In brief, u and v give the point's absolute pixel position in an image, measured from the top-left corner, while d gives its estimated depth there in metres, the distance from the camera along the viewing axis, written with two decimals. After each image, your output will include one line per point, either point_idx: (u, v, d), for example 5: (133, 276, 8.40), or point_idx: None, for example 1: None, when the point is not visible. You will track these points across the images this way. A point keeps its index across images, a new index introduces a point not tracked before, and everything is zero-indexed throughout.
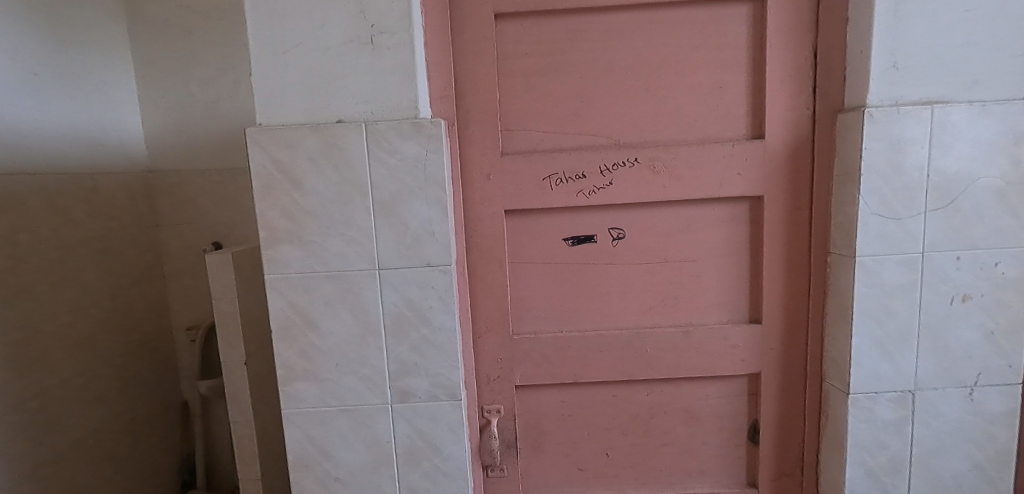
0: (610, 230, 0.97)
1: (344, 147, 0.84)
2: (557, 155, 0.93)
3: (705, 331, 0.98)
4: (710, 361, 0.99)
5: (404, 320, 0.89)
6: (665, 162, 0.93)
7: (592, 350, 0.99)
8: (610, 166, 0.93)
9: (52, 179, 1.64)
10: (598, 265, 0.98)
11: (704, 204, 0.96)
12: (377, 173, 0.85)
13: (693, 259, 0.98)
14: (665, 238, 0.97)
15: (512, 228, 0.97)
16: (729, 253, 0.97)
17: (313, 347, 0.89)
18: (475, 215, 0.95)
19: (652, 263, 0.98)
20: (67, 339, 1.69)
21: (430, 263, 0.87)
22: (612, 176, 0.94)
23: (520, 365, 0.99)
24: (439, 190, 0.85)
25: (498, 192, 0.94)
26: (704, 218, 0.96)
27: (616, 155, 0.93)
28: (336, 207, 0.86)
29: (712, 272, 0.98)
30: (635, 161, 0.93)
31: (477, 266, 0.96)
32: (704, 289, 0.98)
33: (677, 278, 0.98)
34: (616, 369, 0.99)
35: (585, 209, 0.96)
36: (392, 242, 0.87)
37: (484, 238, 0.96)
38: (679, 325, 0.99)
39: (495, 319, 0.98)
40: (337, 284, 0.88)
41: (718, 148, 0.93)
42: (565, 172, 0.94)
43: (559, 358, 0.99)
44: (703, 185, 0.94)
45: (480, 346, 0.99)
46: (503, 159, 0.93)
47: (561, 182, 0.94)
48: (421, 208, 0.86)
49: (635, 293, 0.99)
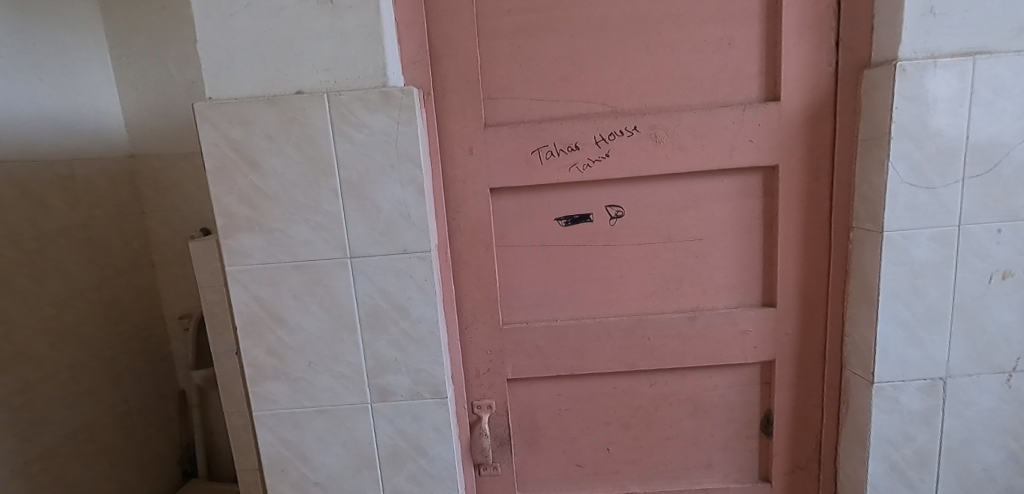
0: (607, 208, 0.88)
1: (305, 121, 0.75)
2: (546, 126, 0.84)
3: (714, 317, 0.89)
4: (719, 349, 0.90)
5: (381, 313, 0.81)
6: (667, 130, 0.83)
7: (589, 339, 0.90)
8: (607, 136, 0.84)
9: (25, 166, 1.54)
10: (594, 246, 0.89)
11: (712, 177, 0.86)
12: (344, 150, 0.76)
13: (699, 238, 0.88)
14: (668, 216, 0.88)
15: (498, 208, 0.88)
16: (739, 230, 0.88)
17: (283, 344, 0.82)
18: (457, 195, 0.86)
19: (654, 243, 0.89)
20: (53, 334, 1.63)
21: (407, 250, 0.79)
22: (608, 147, 0.84)
23: (511, 357, 0.91)
24: (413, 168, 0.76)
25: (482, 169, 0.85)
26: (711, 192, 0.87)
27: (613, 124, 0.83)
28: (300, 189, 0.77)
29: (721, 252, 0.89)
30: (634, 129, 0.83)
31: (461, 251, 0.88)
32: (712, 271, 0.89)
33: (681, 259, 0.89)
34: (616, 360, 0.91)
35: (579, 186, 0.87)
36: (364, 227, 0.78)
37: (468, 221, 0.87)
38: (684, 310, 0.90)
39: (483, 309, 0.90)
40: (305, 275, 0.79)
41: (727, 113, 0.82)
42: (556, 144, 0.84)
43: (553, 349, 0.91)
44: (711, 156, 0.84)
45: (468, 337, 0.91)
46: (487, 131, 0.84)
47: (552, 155, 0.84)
48: (394, 189, 0.77)
49: (635, 277, 0.90)
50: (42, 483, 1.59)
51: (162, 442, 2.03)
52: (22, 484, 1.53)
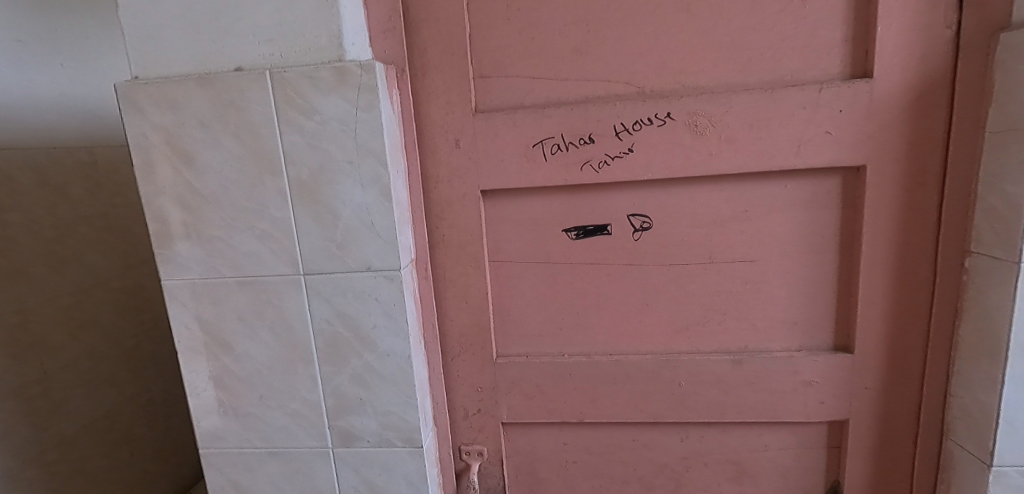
0: (631, 218, 0.69)
1: (244, 106, 0.60)
2: (552, 112, 0.65)
3: (765, 362, 0.69)
4: (771, 403, 0.70)
5: (341, 342, 0.66)
6: (710, 119, 0.63)
7: (602, 381, 0.73)
8: (630, 126, 0.64)
9: (44, 151, 1.23)
10: (611, 266, 0.71)
11: (771, 181, 0.65)
12: (291, 142, 0.61)
13: (751, 259, 0.68)
14: (709, 231, 0.68)
15: (491, 216, 0.71)
16: (804, 251, 0.67)
17: (230, 374, 0.69)
18: (441, 200, 0.69)
19: (692, 264, 0.69)
20: (70, 308, 1.32)
21: (371, 267, 0.63)
22: (633, 140, 0.65)
23: (506, 397, 0.75)
24: (377, 165, 0.60)
25: (470, 167, 0.68)
26: (770, 201, 0.66)
27: (638, 111, 0.64)
28: (241, 190, 0.63)
29: (778, 279, 0.68)
30: (666, 117, 0.64)
31: (446, 268, 0.72)
32: (765, 304, 0.69)
33: (724, 286, 0.69)
34: (635, 407, 0.73)
35: (594, 190, 0.68)
36: (317, 238, 0.63)
37: (453, 231, 0.70)
38: (727, 352, 0.71)
39: (472, 337, 0.74)
40: (251, 294, 0.66)
41: (795, 95, 0.61)
42: (564, 136, 0.66)
43: (557, 389, 0.74)
44: (770, 153, 0.63)
45: (454, 371, 0.75)
46: (476, 119, 0.67)
47: (559, 150, 0.66)
48: (353, 191, 0.61)
49: (665, 307, 0.71)
50: (58, 476, 1.30)
51: (186, 430, 1.71)
52: (33, 478, 1.24)
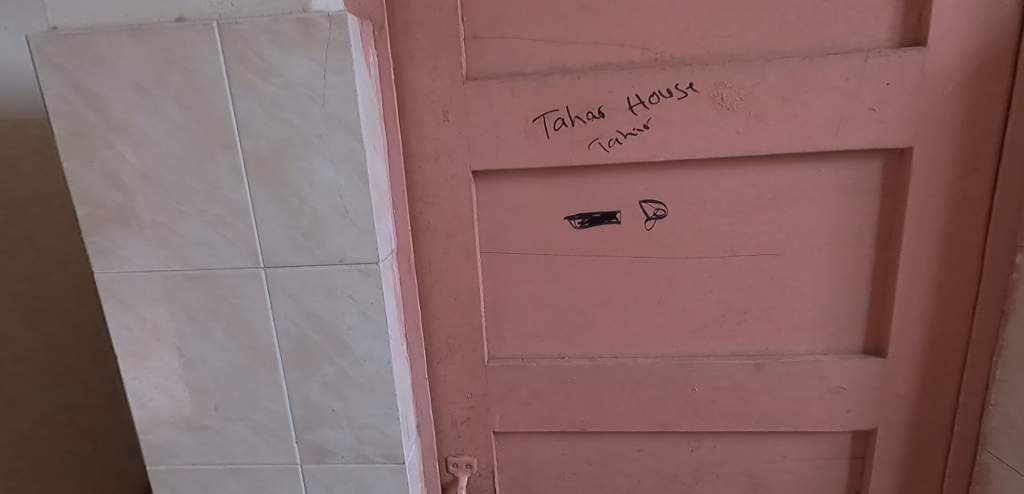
0: (644, 206, 0.61)
1: (188, 66, 0.50)
2: (557, 81, 0.56)
3: (788, 366, 0.62)
4: (793, 412, 0.64)
5: (311, 346, 0.57)
6: (739, 91, 0.54)
7: (607, 386, 0.65)
8: (646, 98, 0.56)
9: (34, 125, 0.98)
10: (620, 259, 0.63)
11: (804, 165, 0.57)
12: (247, 111, 0.51)
13: (776, 252, 0.60)
14: (731, 221, 0.60)
15: (484, 201, 0.62)
16: (836, 244, 0.59)
17: (183, 382, 0.59)
18: (426, 181, 0.60)
19: (712, 259, 0.61)
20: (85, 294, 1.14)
21: (344, 260, 0.54)
22: (650, 115, 0.56)
23: (499, 403, 0.67)
24: (350, 139, 0.51)
25: (461, 144, 0.59)
26: (801, 187, 0.58)
27: (655, 81, 0.55)
28: (187, 167, 0.53)
29: (806, 275, 0.61)
30: (688, 89, 0.55)
31: (432, 260, 0.63)
32: (791, 302, 0.62)
33: (746, 283, 0.62)
34: (643, 415, 0.66)
35: (603, 173, 0.60)
36: (279, 225, 0.53)
37: (441, 218, 0.62)
38: (746, 355, 0.64)
39: (461, 338, 0.65)
40: (204, 290, 0.56)
41: (836, 65, 0.53)
42: (569, 109, 0.57)
43: (557, 396, 0.66)
44: (806, 132, 0.55)
45: (441, 375, 0.67)
46: (467, 88, 0.57)
47: (563, 125, 0.57)
48: (322, 170, 0.52)
49: (679, 305, 0.63)
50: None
51: None
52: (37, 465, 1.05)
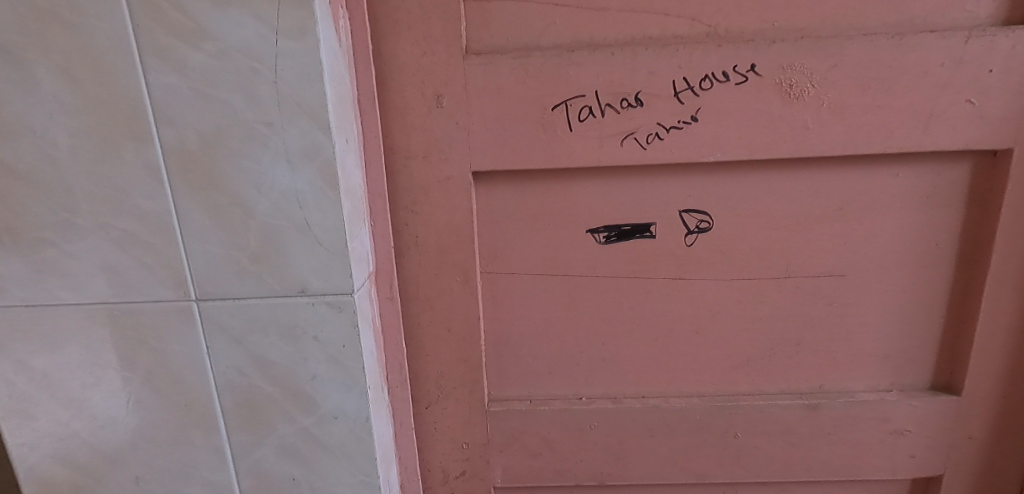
0: (686, 216, 0.50)
1: (75, 21, 0.35)
2: (584, 59, 0.44)
3: (843, 407, 0.53)
4: (847, 458, 0.55)
5: (263, 401, 0.43)
6: (810, 76, 0.44)
7: (632, 433, 0.55)
8: (696, 82, 0.45)
9: None
10: (651, 281, 0.52)
11: (878, 170, 0.48)
12: (165, 87, 0.37)
13: (838, 273, 0.51)
14: (786, 237, 0.50)
15: (486, 211, 0.50)
16: (908, 264, 0.50)
17: (89, 449, 0.45)
18: (413, 185, 0.48)
19: (765, 282, 0.52)
20: None
21: (306, 291, 0.40)
22: (701, 103, 0.45)
23: (503, 453, 0.56)
24: (312, 129, 0.37)
25: (459, 138, 0.46)
26: (871, 197, 0.49)
27: (708, 61, 0.44)
28: (83, 165, 0.38)
29: (871, 300, 0.51)
30: (748, 72, 0.44)
31: (420, 282, 0.50)
32: (850, 330, 0.52)
33: (801, 309, 0.52)
34: (673, 465, 0.57)
35: (637, 179, 0.49)
36: (215, 245, 0.40)
37: (433, 230, 0.49)
38: (795, 393, 0.55)
39: (455, 378, 0.54)
40: (117, 330, 0.42)
41: (929, 45, 0.43)
42: (599, 95, 0.45)
43: (571, 445, 0.56)
44: (884, 129, 0.45)
45: (431, 423, 0.55)
46: (467, 64, 0.44)
47: (591, 115, 0.46)
48: (272, 171, 0.38)
49: (721, 338, 0.54)
50: None
51: None
52: None
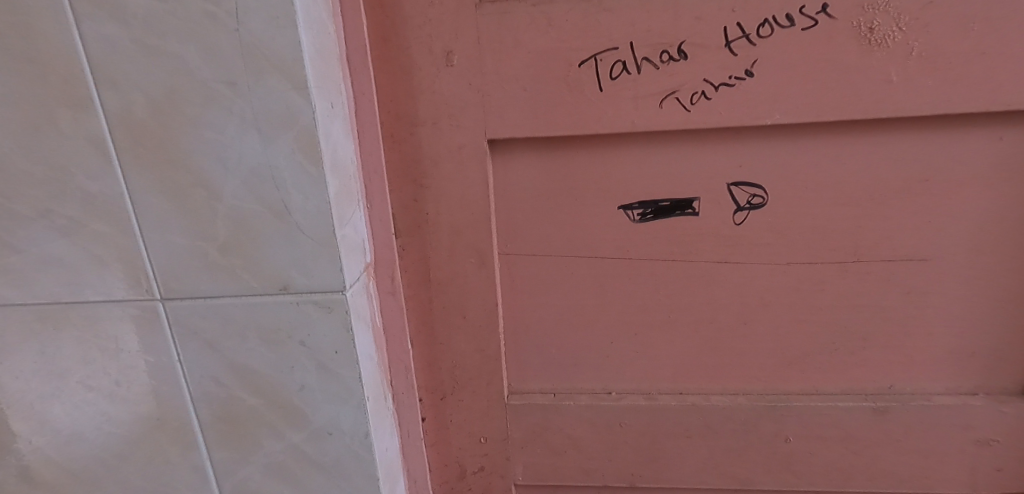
0: (736, 191, 0.43)
1: None
2: (616, 3, 0.37)
3: (914, 409, 0.47)
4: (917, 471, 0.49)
5: (245, 415, 0.37)
6: (895, 17, 0.37)
7: (667, 434, 0.50)
8: (752, 30, 0.38)
9: None
10: (695, 265, 0.45)
11: (974, 131, 0.40)
12: (104, 40, 0.29)
13: (916, 252, 0.44)
14: (858, 213, 0.43)
15: (501, 184, 0.44)
16: (1002, 242, 0.43)
17: (56, 468, 0.39)
18: (421, 157, 0.42)
19: (831, 269, 0.45)
20: None
21: (289, 289, 0.34)
22: (758, 55, 0.38)
23: (521, 451, 0.51)
24: (286, 90, 0.30)
25: (472, 102, 0.40)
26: (963, 172, 0.41)
27: (768, 2, 0.37)
28: (17, 139, 0.32)
29: (954, 284, 0.44)
30: (818, 14, 0.37)
31: (430, 269, 0.45)
32: (923, 321, 0.45)
33: (868, 299, 0.45)
34: (715, 470, 0.51)
35: (679, 149, 0.42)
36: (178, 236, 0.33)
37: (444, 207, 0.43)
38: (862, 393, 0.48)
39: (473, 367, 0.48)
40: (74, 335, 0.36)
41: None
42: (634, 48, 0.39)
43: (597, 446, 0.51)
44: (986, 81, 0.38)
45: (446, 418, 0.50)
46: (478, 13, 0.38)
47: (625, 72, 0.39)
48: (240, 145, 0.31)
49: (776, 331, 0.47)
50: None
51: None
52: None
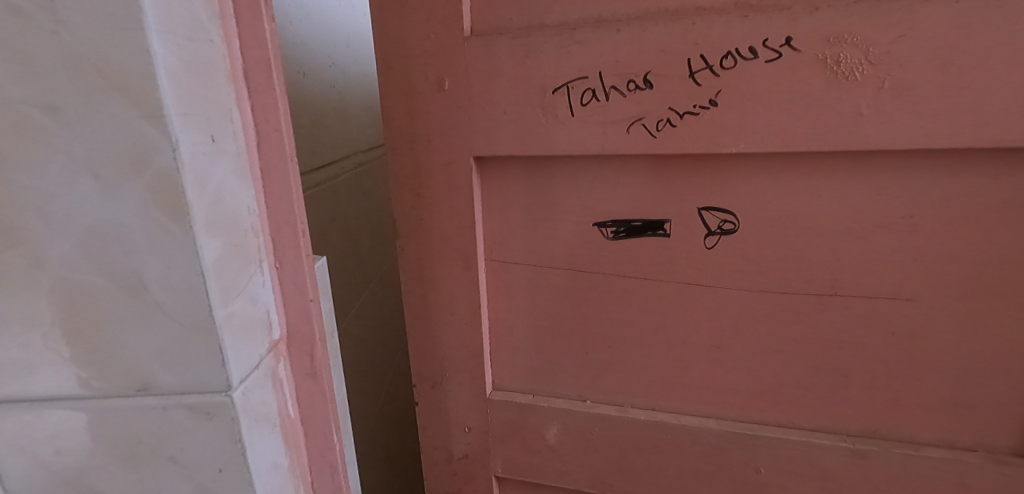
0: (715, 220, 0.78)
1: None
2: (583, 44, 0.74)
3: (829, 405, 0.80)
4: (784, 390, 0.82)
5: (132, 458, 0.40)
6: (860, 50, 0.63)
7: (644, 430, 0.92)
8: (718, 62, 0.69)
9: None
10: (670, 284, 0.84)
11: (870, 169, 0.69)
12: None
13: (887, 254, 0.72)
14: (837, 239, 0.73)
15: (489, 185, 0.88)
16: (901, 232, 0.70)
17: None
18: (439, 158, 0.85)
19: (810, 296, 0.77)
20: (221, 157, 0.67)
21: (150, 387, 0.38)
22: (713, 87, 0.70)
23: (525, 427, 1.00)
24: (137, 120, 0.32)
25: (473, 120, 0.81)
26: (858, 177, 0.70)
27: (716, 38, 0.68)
28: None
29: (911, 267, 0.71)
30: (783, 46, 0.66)
31: (454, 215, 0.88)
32: (802, 285, 0.77)
33: (844, 324, 0.76)
34: (706, 449, 0.88)
35: (639, 169, 0.79)
36: (38, 312, 0.36)
37: (451, 189, 0.87)
38: (842, 438, 0.81)
39: (462, 365, 0.98)
40: None
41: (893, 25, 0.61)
42: (598, 82, 0.75)
43: (569, 442, 0.98)
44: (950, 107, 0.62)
45: (454, 391, 1.00)
46: (473, 53, 0.78)
47: (596, 99, 0.75)
48: (77, 192, 0.34)
49: (740, 352, 0.83)
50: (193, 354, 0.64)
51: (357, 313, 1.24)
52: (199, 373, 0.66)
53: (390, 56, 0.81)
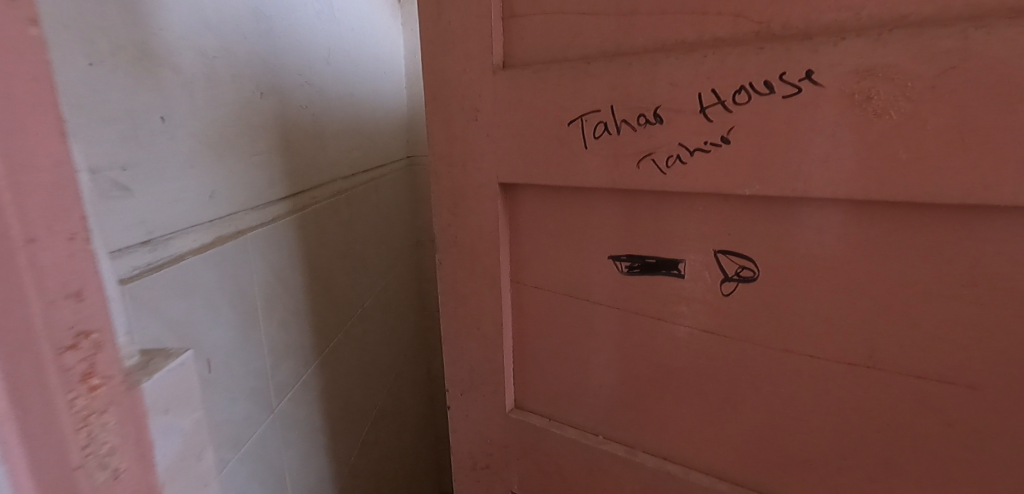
0: (730, 265, 0.72)
1: None
2: (597, 80, 0.74)
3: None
4: (812, 468, 0.71)
5: None
6: (899, 89, 0.54)
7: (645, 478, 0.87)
8: (731, 96, 0.64)
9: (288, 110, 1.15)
10: (681, 329, 0.78)
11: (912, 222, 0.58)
12: None
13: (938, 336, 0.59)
14: (869, 304, 0.62)
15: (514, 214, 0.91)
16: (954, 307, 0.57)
17: None
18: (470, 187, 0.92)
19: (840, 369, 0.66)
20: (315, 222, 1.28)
21: None
22: (724, 120, 0.65)
23: (537, 449, 1.00)
24: None
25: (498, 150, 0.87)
26: (897, 234, 0.59)
27: (725, 73, 0.63)
28: None
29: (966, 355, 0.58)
30: (802, 80, 0.59)
31: (480, 238, 0.94)
32: (834, 353, 0.66)
33: (882, 401, 0.64)
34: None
35: (651, 205, 0.76)
36: None
37: (479, 214, 0.93)
38: None
39: (486, 374, 1.02)
40: None
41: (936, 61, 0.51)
42: (610, 118, 0.74)
43: (575, 474, 0.96)
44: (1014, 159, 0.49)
45: (477, 401, 1.05)
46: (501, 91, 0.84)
47: (608, 133, 0.74)
48: None
49: (760, 413, 0.74)
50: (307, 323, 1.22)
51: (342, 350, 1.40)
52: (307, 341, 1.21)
53: (434, 91, 0.92)
